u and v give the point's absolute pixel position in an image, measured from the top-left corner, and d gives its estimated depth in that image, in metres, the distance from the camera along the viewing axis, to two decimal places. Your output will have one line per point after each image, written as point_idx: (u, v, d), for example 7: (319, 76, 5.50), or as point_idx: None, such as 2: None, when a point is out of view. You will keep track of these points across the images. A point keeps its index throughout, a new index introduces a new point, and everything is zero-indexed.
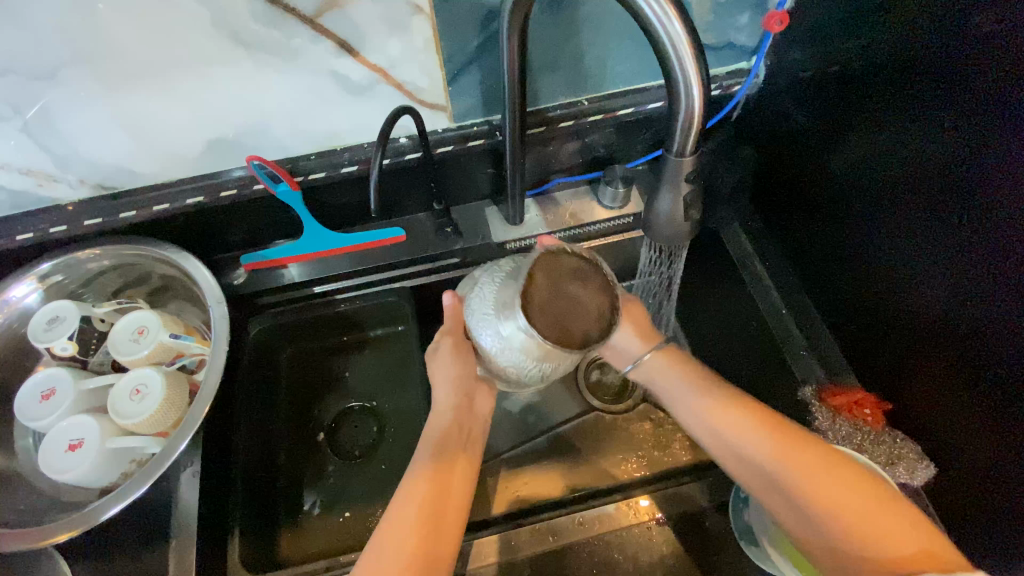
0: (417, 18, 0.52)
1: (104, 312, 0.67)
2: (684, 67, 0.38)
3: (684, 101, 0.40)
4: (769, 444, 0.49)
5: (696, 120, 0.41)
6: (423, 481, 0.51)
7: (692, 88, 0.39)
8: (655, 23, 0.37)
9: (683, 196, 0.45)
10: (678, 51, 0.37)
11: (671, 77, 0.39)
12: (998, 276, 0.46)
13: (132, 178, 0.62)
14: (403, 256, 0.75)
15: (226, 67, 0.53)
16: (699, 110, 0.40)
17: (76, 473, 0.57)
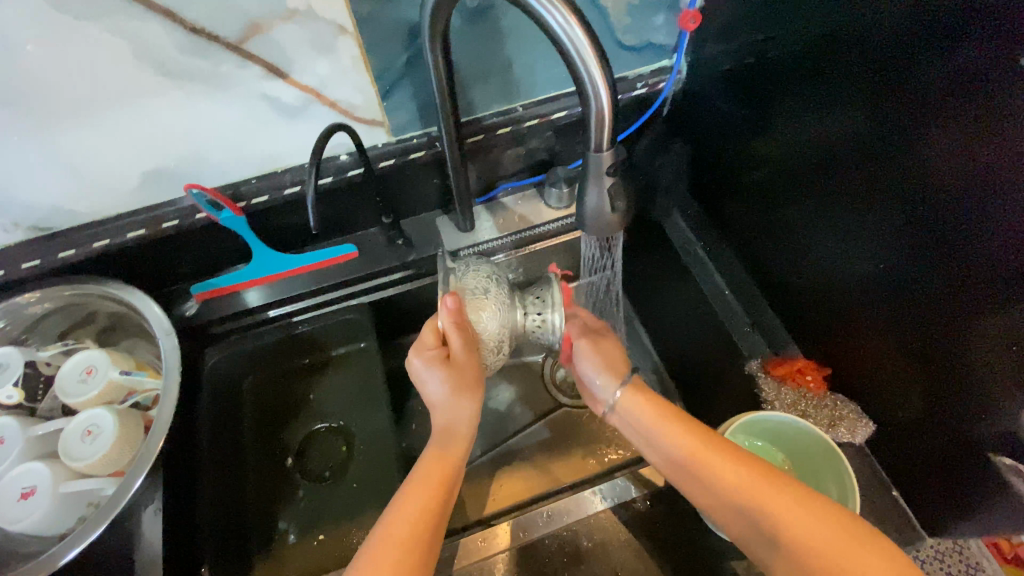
0: (343, 38, 0.53)
1: (49, 355, 0.65)
2: (589, 72, 0.40)
3: (594, 104, 0.42)
4: (730, 474, 0.47)
5: (608, 117, 0.43)
6: (431, 463, 0.54)
7: (599, 91, 0.41)
8: (559, 32, 0.39)
9: (607, 188, 0.48)
10: (583, 55, 0.39)
11: (580, 82, 0.41)
12: (911, 237, 0.50)
13: (70, 216, 0.62)
14: (356, 271, 0.75)
15: (155, 98, 0.53)
16: (608, 111, 0.42)
17: (30, 522, 0.55)
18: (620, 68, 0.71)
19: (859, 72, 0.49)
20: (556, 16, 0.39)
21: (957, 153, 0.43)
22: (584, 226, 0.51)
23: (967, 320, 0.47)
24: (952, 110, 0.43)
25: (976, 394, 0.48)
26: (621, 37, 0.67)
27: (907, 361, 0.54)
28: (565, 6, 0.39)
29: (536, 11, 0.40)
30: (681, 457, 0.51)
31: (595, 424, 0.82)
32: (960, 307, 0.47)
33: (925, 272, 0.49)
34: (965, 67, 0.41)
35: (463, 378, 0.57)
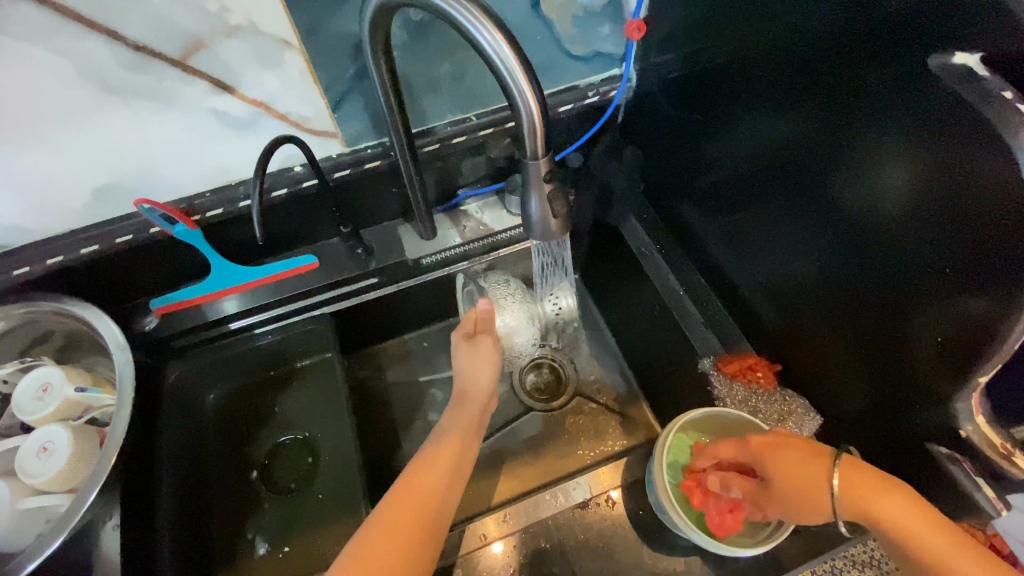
0: (288, 52, 0.54)
1: (6, 373, 0.65)
2: (517, 83, 0.42)
3: (524, 114, 0.43)
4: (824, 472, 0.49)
5: (540, 126, 0.44)
6: (438, 457, 0.55)
7: (528, 100, 0.42)
8: (486, 47, 0.41)
9: (547, 195, 0.49)
10: (510, 69, 0.41)
11: (509, 93, 0.43)
12: (847, 235, 0.52)
13: (22, 233, 0.62)
14: (316, 282, 0.75)
15: (102, 114, 0.53)
16: (539, 118, 0.43)
17: None
18: (572, 76, 0.73)
19: (792, 78, 0.51)
20: (483, 33, 0.40)
21: (880, 153, 0.45)
22: (531, 234, 0.52)
23: (898, 313, 0.49)
24: (871, 112, 0.45)
25: (910, 386, 0.50)
26: (570, 47, 0.69)
27: (851, 355, 0.56)
28: (490, 23, 0.40)
29: (462, 25, 0.41)
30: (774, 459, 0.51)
31: (561, 427, 0.83)
32: (893, 301, 0.49)
33: (859, 269, 0.52)
34: (880, 71, 0.43)
35: (484, 354, 0.63)
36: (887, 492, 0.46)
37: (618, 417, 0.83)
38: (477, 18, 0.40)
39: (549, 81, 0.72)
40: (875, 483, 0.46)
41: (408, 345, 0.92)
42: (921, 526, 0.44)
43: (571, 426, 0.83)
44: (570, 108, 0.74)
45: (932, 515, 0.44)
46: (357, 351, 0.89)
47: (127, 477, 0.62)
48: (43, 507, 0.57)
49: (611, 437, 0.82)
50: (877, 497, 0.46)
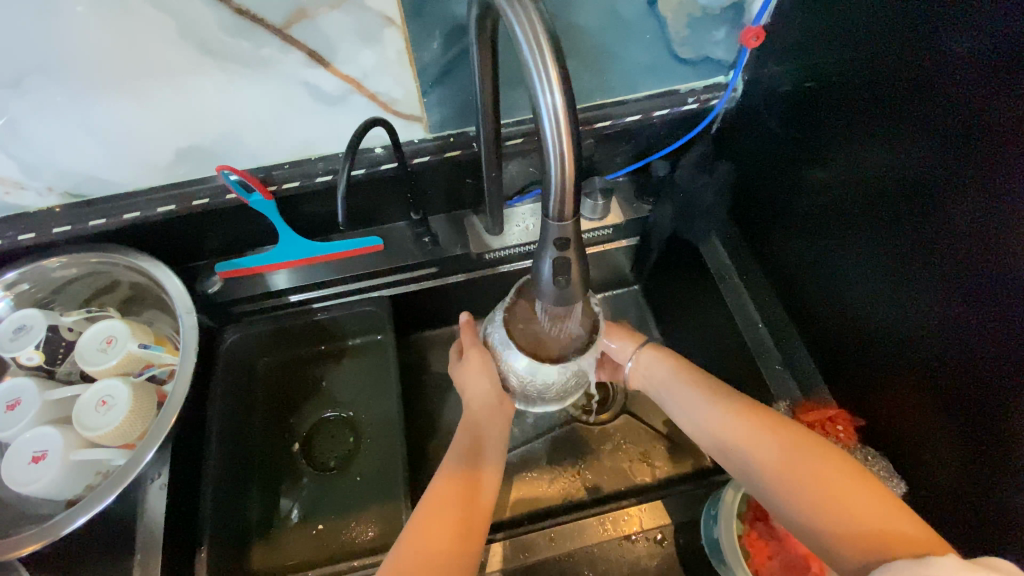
0: (389, 29, 0.52)
1: (72, 321, 0.66)
2: (556, 140, 0.36)
3: (554, 172, 0.37)
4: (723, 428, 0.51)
5: (570, 187, 0.38)
6: (455, 481, 0.52)
7: (563, 160, 0.36)
8: (535, 91, 0.35)
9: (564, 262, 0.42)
10: (559, 132, 0.35)
11: (543, 145, 0.37)
12: (953, 297, 0.47)
13: (104, 186, 0.62)
14: (381, 265, 0.74)
15: (194, 75, 0.52)
16: (571, 177, 0.37)
17: (39, 485, 0.56)
18: (672, 80, 0.68)
19: (925, 115, 0.46)
20: (548, 97, 0.35)
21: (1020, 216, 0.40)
22: (540, 298, 0.45)
23: (1008, 390, 0.43)
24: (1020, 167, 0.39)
25: (1011, 470, 0.44)
26: (678, 49, 0.65)
27: (941, 421, 0.50)
28: (560, 86, 0.35)
29: (521, 59, 0.36)
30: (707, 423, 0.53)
31: (607, 444, 0.80)
32: (1005, 376, 0.43)
33: (963, 334, 0.46)
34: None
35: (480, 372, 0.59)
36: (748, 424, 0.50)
37: (667, 442, 0.80)
38: (546, 75, 0.35)
39: (646, 83, 0.68)
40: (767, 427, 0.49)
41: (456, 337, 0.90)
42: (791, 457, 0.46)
43: (619, 444, 0.80)
44: (664, 113, 0.70)
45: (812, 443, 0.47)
46: (407, 337, 0.88)
47: (178, 439, 0.62)
48: (98, 458, 0.58)
49: (659, 462, 0.78)
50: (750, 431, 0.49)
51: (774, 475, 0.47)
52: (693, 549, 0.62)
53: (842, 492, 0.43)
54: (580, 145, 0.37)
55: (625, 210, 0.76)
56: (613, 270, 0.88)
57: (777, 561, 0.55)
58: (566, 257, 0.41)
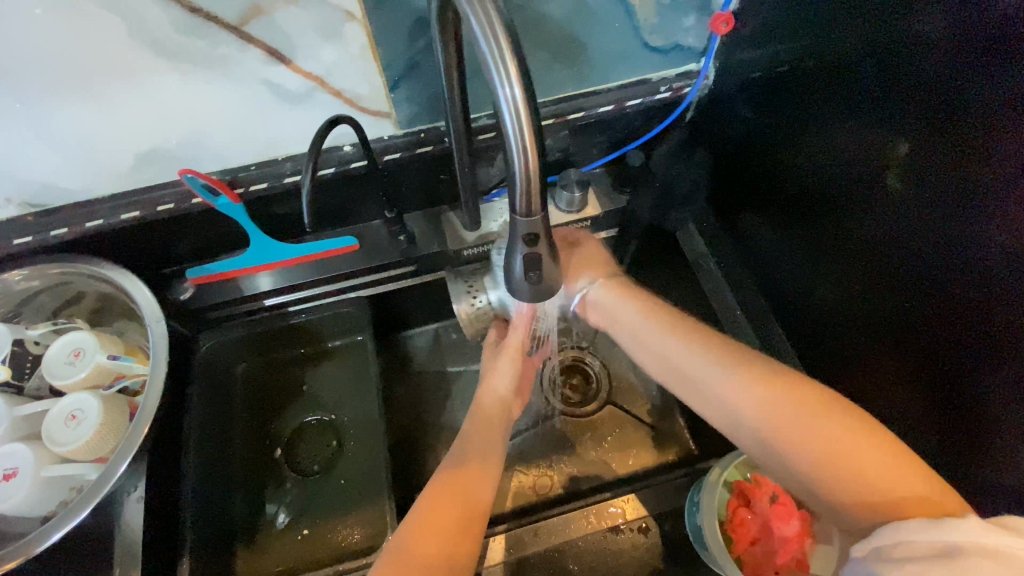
0: (350, 24, 0.51)
1: (39, 334, 0.64)
2: (519, 135, 0.35)
3: (519, 167, 0.36)
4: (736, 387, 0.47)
5: (535, 182, 0.37)
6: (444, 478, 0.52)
7: (527, 153, 0.36)
8: (496, 85, 0.34)
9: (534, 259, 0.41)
10: (521, 126, 0.35)
11: (507, 140, 0.36)
12: (954, 258, 0.44)
13: (63, 194, 0.60)
14: (357, 265, 0.72)
15: (151, 77, 0.50)
16: (536, 172, 0.36)
17: (10, 505, 0.54)
18: (644, 68, 0.68)
19: (896, 97, 0.46)
20: (508, 90, 0.34)
21: (985, 197, 0.41)
22: (513, 295, 0.44)
23: (984, 365, 0.44)
24: (988, 149, 0.40)
25: (988, 443, 0.45)
26: (648, 37, 0.64)
27: (916, 396, 0.51)
28: (519, 79, 0.34)
29: (480, 53, 0.35)
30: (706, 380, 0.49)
31: (592, 435, 0.80)
32: (980, 349, 0.44)
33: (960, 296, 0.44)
34: (994, 99, 0.38)
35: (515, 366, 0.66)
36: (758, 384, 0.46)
37: (651, 431, 0.80)
38: (505, 68, 0.34)
39: (619, 73, 0.67)
40: (794, 390, 0.45)
41: (438, 333, 0.89)
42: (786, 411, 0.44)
43: (605, 436, 0.80)
44: (638, 103, 0.69)
45: (829, 406, 0.43)
46: (388, 336, 0.87)
47: (154, 450, 0.61)
48: (71, 474, 0.57)
49: (643, 451, 0.78)
50: (758, 386, 0.46)
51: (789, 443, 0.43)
52: (677, 537, 0.62)
53: (871, 456, 0.40)
54: (543, 138, 0.37)
55: (603, 201, 0.76)
56: None
57: (760, 546, 0.56)
58: (536, 253, 0.40)
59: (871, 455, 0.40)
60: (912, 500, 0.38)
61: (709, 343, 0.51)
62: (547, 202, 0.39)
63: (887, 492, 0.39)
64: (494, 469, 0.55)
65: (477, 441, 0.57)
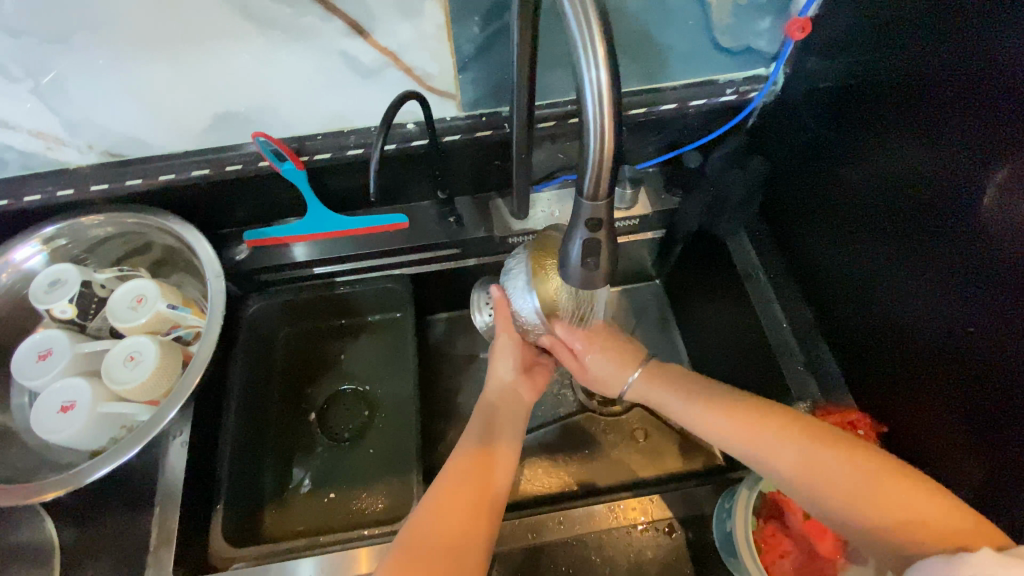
0: (429, 3, 0.52)
1: (105, 278, 0.66)
2: (598, 119, 0.36)
3: (593, 149, 0.37)
4: (751, 435, 0.48)
5: (608, 165, 0.37)
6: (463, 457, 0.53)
7: (603, 136, 0.36)
8: (581, 68, 0.35)
9: (595, 246, 0.41)
10: (602, 109, 0.35)
11: (585, 123, 0.36)
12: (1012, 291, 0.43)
13: (141, 146, 0.62)
14: (403, 242, 0.74)
15: (235, 40, 0.53)
16: (609, 158, 0.37)
17: (67, 435, 0.57)
18: (710, 69, 0.67)
19: (968, 119, 0.45)
20: (593, 72, 0.34)
21: None
22: (565, 280, 0.44)
23: None
24: None
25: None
26: (720, 36, 0.65)
27: (963, 427, 0.49)
28: (606, 62, 0.34)
29: (568, 36, 0.35)
30: (737, 435, 0.49)
31: (620, 435, 0.80)
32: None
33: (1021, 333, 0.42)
34: None
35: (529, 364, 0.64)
36: (759, 429, 0.48)
37: (679, 437, 0.79)
38: (593, 50, 0.34)
39: (685, 72, 0.66)
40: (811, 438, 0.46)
41: (473, 319, 0.90)
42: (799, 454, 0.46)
43: (633, 438, 0.80)
44: (701, 104, 0.68)
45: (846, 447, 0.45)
46: (424, 316, 0.89)
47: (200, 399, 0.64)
48: (123, 413, 0.59)
49: (669, 456, 0.78)
50: (781, 445, 0.47)
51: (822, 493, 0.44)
52: (700, 544, 0.61)
53: (900, 498, 0.41)
54: (620, 124, 0.37)
55: (652, 200, 0.75)
56: (635, 262, 0.87)
57: (790, 560, 0.55)
58: (597, 239, 0.41)
59: (884, 493, 0.42)
60: (932, 532, 0.40)
61: (745, 394, 0.52)
62: (615, 187, 0.39)
63: (911, 526, 0.40)
64: (507, 459, 0.54)
65: (495, 423, 0.57)
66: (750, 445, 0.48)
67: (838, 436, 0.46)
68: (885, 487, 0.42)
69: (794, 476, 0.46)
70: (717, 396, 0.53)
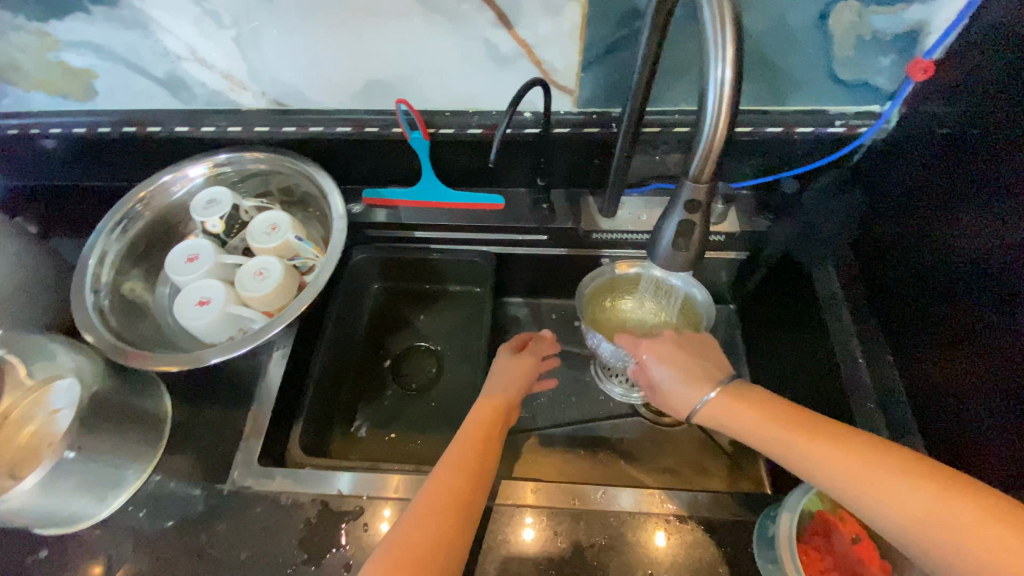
0: (571, 4, 0.58)
1: (249, 206, 0.77)
2: (715, 112, 0.40)
3: (705, 137, 0.41)
4: (814, 449, 0.45)
5: (715, 154, 0.41)
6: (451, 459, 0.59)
7: (716, 126, 0.40)
8: (709, 64, 0.39)
9: (689, 228, 0.45)
10: (721, 103, 0.39)
11: (702, 115, 0.41)
12: None
13: (301, 100, 0.73)
14: (495, 219, 0.81)
15: (401, 18, 0.62)
16: (718, 146, 0.41)
17: (199, 324, 0.67)
18: (822, 99, 0.69)
19: None
20: (719, 69, 0.39)
21: None
22: (651, 260, 0.48)
23: None
24: None
25: None
26: (839, 69, 0.65)
27: (1014, 472, 0.49)
28: (732, 61, 0.39)
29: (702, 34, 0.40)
30: (801, 448, 0.46)
31: (667, 445, 0.81)
32: None
33: None
34: None
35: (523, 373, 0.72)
36: (867, 463, 0.43)
37: (727, 459, 0.79)
38: (723, 49, 0.39)
39: (797, 98, 0.69)
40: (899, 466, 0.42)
41: (543, 309, 0.95)
42: (882, 474, 0.42)
43: (679, 449, 0.81)
44: (807, 132, 0.70)
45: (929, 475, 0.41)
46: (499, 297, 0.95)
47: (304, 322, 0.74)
48: (243, 316, 0.69)
49: (713, 474, 0.78)
50: (859, 468, 0.43)
51: (892, 518, 0.41)
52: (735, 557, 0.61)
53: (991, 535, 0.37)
54: (734, 119, 0.41)
55: (741, 222, 0.78)
56: (710, 282, 0.88)
57: None
58: (692, 222, 0.44)
59: (975, 528, 0.38)
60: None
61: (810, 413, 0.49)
62: (718, 174, 0.43)
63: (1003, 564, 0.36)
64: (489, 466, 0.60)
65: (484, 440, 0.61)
66: (817, 457, 0.45)
67: (909, 459, 0.42)
68: (983, 524, 0.38)
69: (874, 502, 0.42)
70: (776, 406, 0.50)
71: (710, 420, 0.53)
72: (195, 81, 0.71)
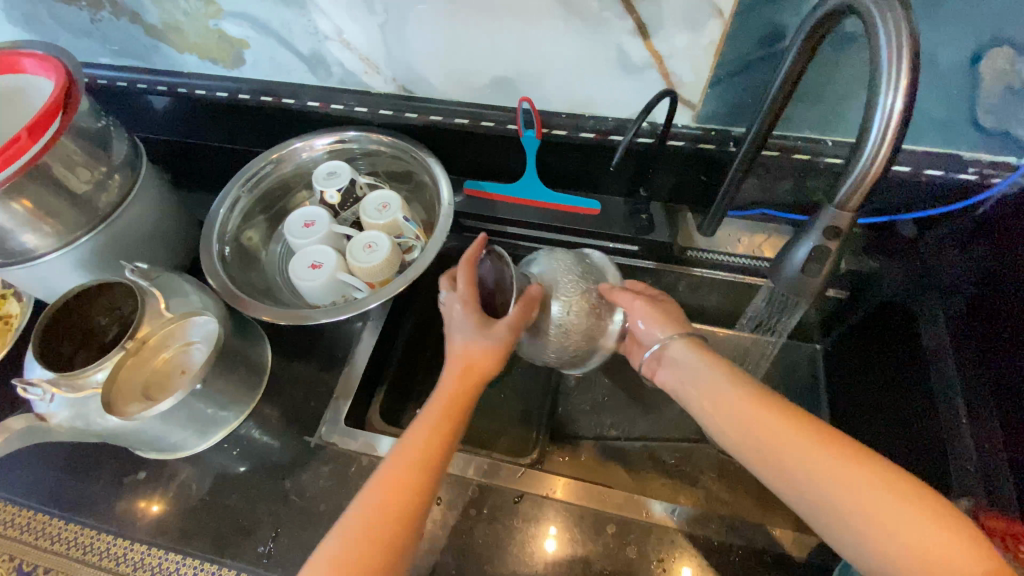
0: (714, 21, 0.59)
1: (365, 182, 0.82)
2: (878, 142, 0.40)
3: (862, 164, 0.41)
4: (771, 426, 0.50)
5: (870, 181, 0.41)
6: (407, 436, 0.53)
7: (877, 154, 0.40)
8: (878, 93, 0.40)
9: (825, 253, 0.44)
10: (885, 133, 0.40)
11: (863, 144, 0.41)
12: None
13: (427, 88, 0.77)
14: (589, 224, 0.81)
15: (541, 20, 0.64)
16: (875, 175, 0.41)
17: (308, 285, 0.72)
18: (955, 143, 0.67)
19: None
20: (890, 99, 0.39)
21: None
22: (773, 281, 0.48)
23: None
24: None
25: None
26: (981, 115, 0.63)
27: None
28: (905, 92, 0.39)
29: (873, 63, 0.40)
30: (749, 422, 0.51)
31: None
32: None
33: None
34: None
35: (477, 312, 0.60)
36: (827, 448, 0.47)
37: None
38: (896, 80, 0.39)
39: (929, 139, 0.67)
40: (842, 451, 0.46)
41: None
42: (822, 457, 0.46)
43: None
44: (936, 174, 0.69)
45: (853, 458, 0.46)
46: None
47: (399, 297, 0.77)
48: (348, 285, 0.73)
49: None
50: (807, 449, 0.47)
51: (822, 493, 0.45)
52: None
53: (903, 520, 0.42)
54: (896, 153, 0.41)
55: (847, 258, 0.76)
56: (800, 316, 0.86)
57: None
58: (828, 248, 0.44)
59: (895, 514, 0.43)
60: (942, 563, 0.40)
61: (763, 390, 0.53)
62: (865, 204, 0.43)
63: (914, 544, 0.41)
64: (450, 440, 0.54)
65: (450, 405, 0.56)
66: (777, 437, 0.49)
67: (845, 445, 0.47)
68: (908, 513, 0.42)
69: (812, 478, 0.46)
70: (738, 380, 0.54)
71: (683, 379, 0.58)
72: (334, 61, 0.76)
